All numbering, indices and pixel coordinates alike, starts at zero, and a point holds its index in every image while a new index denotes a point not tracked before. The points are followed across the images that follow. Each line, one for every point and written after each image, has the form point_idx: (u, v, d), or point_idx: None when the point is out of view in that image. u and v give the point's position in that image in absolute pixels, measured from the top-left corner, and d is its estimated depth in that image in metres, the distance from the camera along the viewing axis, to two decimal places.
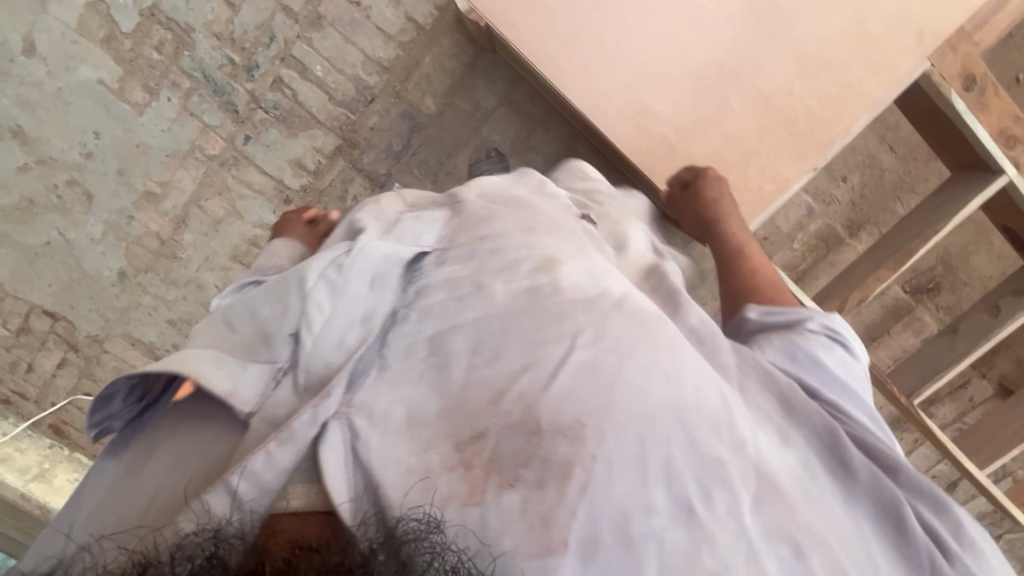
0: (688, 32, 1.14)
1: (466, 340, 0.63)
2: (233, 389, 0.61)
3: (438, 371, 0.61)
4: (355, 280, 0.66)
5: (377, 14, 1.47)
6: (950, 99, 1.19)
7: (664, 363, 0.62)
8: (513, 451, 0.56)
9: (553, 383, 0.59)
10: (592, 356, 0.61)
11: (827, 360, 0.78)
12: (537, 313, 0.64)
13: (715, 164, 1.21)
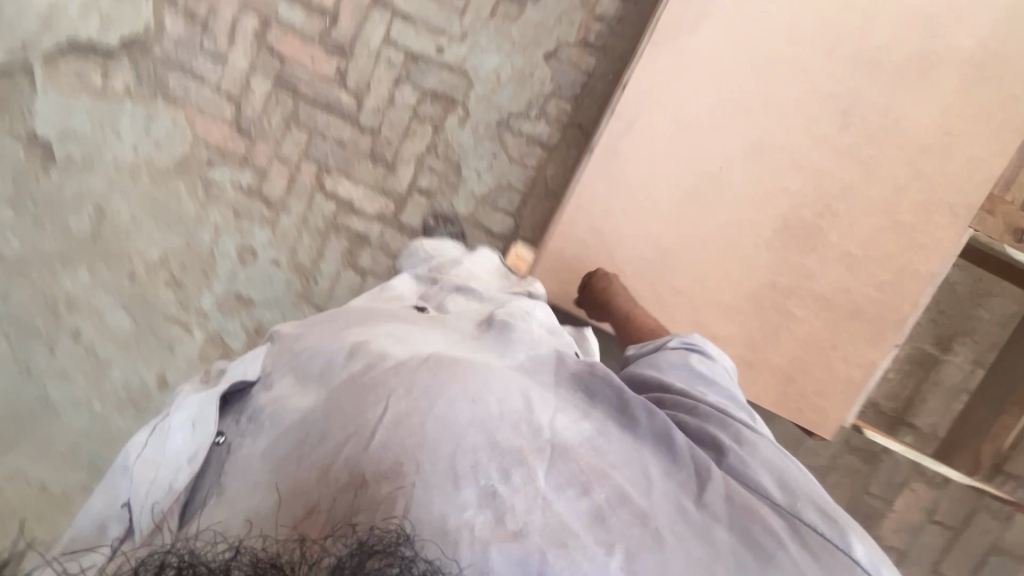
0: (729, 264, 1.22)
1: (315, 398, 0.74)
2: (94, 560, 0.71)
3: (290, 429, 0.71)
4: (176, 429, 0.81)
5: None
6: (1007, 252, 1.21)
7: (448, 368, 0.71)
8: (346, 486, 0.61)
9: (369, 444, 0.64)
10: (393, 375, 0.70)
11: (684, 364, 0.97)
12: (348, 383, 0.73)
13: (802, 367, 1.24)
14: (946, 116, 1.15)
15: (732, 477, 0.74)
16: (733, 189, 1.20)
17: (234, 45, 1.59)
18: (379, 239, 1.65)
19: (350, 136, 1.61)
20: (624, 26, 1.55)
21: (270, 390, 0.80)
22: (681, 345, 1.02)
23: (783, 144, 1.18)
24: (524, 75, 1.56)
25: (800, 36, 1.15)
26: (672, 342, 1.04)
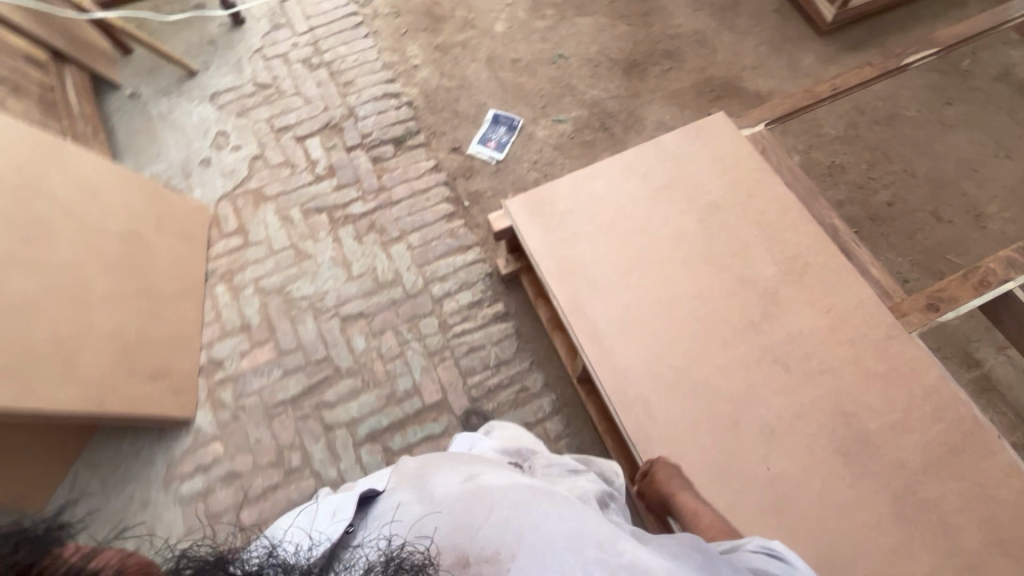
0: (858, 518, 1.26)
1: (421, 519, 0.81)
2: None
3: (414, 531, 0.79)
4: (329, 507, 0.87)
5: None
6: (943, 318, 1.47)
7: (547, 513, 0.78)
8: (451, 553, 0.74)
9: (479, 531, 0.75)
10: (501, 511, 0.78)
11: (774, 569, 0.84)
12: (464, 507, 0.80)
13: (992, 522, 1.24)
14: (817, 301, 1.48)
15: None
16: (794, 470, 1.31)
17: None
18: None
19: None
20: (575, 420, 1.78)
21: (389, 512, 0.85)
22: (764, 548, 0.87)
23: (779, 411, 1.36)
24: None
25: (707, 351, 1.44)
26: (753, 543, 0.89)
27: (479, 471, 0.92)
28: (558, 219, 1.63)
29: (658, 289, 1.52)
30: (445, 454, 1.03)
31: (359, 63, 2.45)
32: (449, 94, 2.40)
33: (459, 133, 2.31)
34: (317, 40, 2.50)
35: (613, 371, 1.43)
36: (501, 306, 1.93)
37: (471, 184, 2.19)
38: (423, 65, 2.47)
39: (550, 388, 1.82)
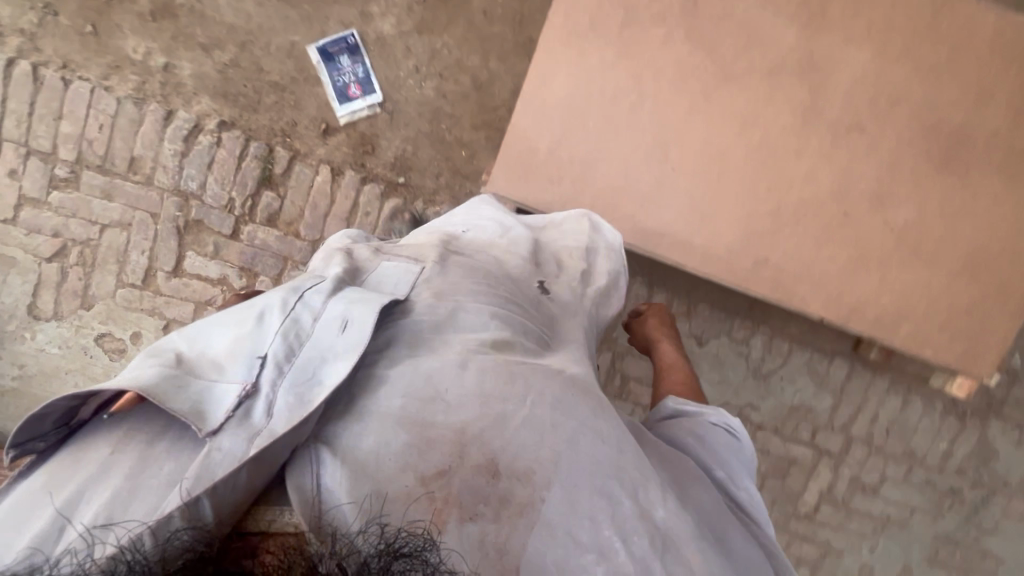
0: (980, 208, 1.33)
1: (448, 379, 0.78)
2: (200, 410, 0.68)
3: (437, 411, 0.75)
4: (323, 324, 0.79)
5: (897, 418, 1.86)
6: None
7: (586, 424, 0.78)
8: (474, 488, 0.71)
9: (509, 444, 0.74)
10: (534, 411, 0.77)
11: (735, 444, 0.97)
12: (501, 398, 0.78)
13: None
14: (852, 32, 1.26)
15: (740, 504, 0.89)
16: (914, 214, 1.34)
17: None
18: (854, 461, 1.89)
19: (772, 492, 1.91)
20: (673, 281, 1.77)
21: (414, 339, 0.84)
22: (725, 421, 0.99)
23: (878, 175, 1.31)
24: (717, 363, 1.83)
25: (786, 173, 1.32)
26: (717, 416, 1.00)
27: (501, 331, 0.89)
28: (556, 164, 1.32)
29: (698, 148, 1.30)
30: (473, 261, 1.02)
31: (106, 126, 1.63)
32: (244, 69, 1.65)
33: (310, 108, 1.68)
34: (25, 143, 1.63)
35: (722, 260, 1.35)
36: None
37: (385, 155, 1.70)
38: (173, 57, 1.63)
39: (634, 276, 1.76)
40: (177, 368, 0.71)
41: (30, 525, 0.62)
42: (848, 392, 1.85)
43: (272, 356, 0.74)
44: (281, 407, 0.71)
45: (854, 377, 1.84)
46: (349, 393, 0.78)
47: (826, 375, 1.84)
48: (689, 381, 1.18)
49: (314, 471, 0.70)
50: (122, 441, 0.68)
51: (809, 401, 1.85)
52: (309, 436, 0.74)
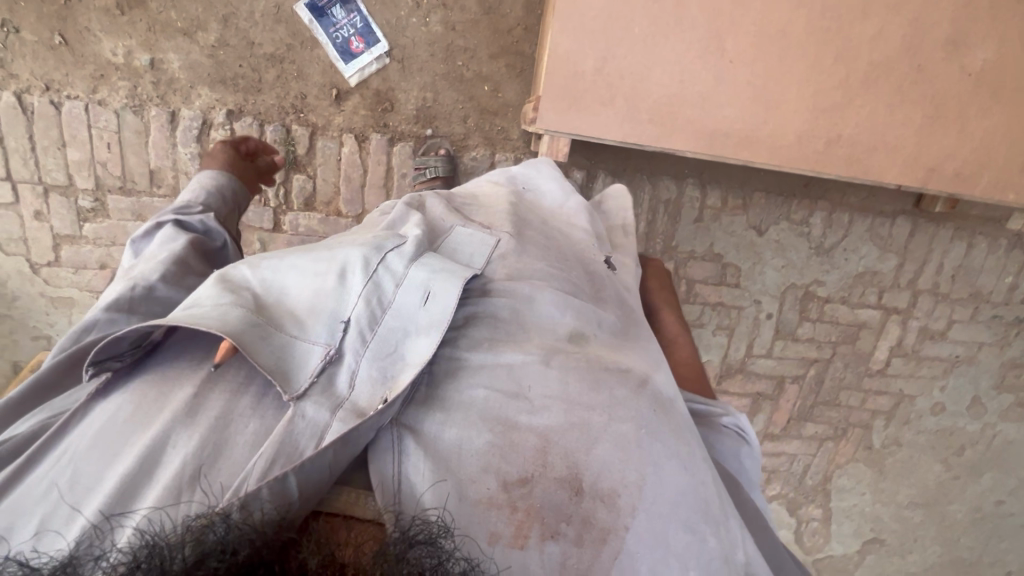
0: None
1: (536, 373, 0.66)
2: (280, 374, 0.59)
3: (521, 414, 0.62)
4: (405, 291, 0.66)
5: (963, 262, 1.86)
6: None
7: (672, 449, 0.63)
8: (557, 505, 0.59)
9: (596, 450, 0.61)
10: (628, 418, 0.63)
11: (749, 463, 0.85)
12: (594, 390, 0.65)
13: None
14: None
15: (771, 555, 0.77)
16: (993, 54, 1.24)
17: (786, 447, 2.11)
18: (922, 313, 1.93)
19: (845, 358, 1.97)
20: (726, 176, 1.72)
21: (493, 322, 0.71)
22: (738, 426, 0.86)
23: (952, 16, 1.20)
24: (778, 246, 1.81)
25: (853, 39, 1.21)
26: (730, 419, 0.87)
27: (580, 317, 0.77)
28: (604, 81, 1.22)
29: (755, 28, 1.19)
30: (544, 233, 0.93)
31: (113, 143, 1.54)
32: (235, 48, 1.51)
33: (316, 75, 1.55)
34: (40, 180, 1.55)
35: (792, 148, 1.29)
36: (578, 172, 1.67)
37: (406, 109, 1.60)
38: (156, 51, 1.50)
39: (685, 179, 1.70)
40: (260, 318, 0.61)
41: (115, 461, 0.55)
42: (912, 248, 1.84)
43: (356, 320, 0.63)
44: (364, 380, 0.61)
45: (917, 232, 1.82)
46: (429, 381, 0.66)
47: (890, 236, 1.82)
48: (695, 361, 1.06)
49: (395, 457, 0.60)
50: (206, 384, 0.59)
51: (873, 266, 1.86)
52: (391, 418, 0.62)
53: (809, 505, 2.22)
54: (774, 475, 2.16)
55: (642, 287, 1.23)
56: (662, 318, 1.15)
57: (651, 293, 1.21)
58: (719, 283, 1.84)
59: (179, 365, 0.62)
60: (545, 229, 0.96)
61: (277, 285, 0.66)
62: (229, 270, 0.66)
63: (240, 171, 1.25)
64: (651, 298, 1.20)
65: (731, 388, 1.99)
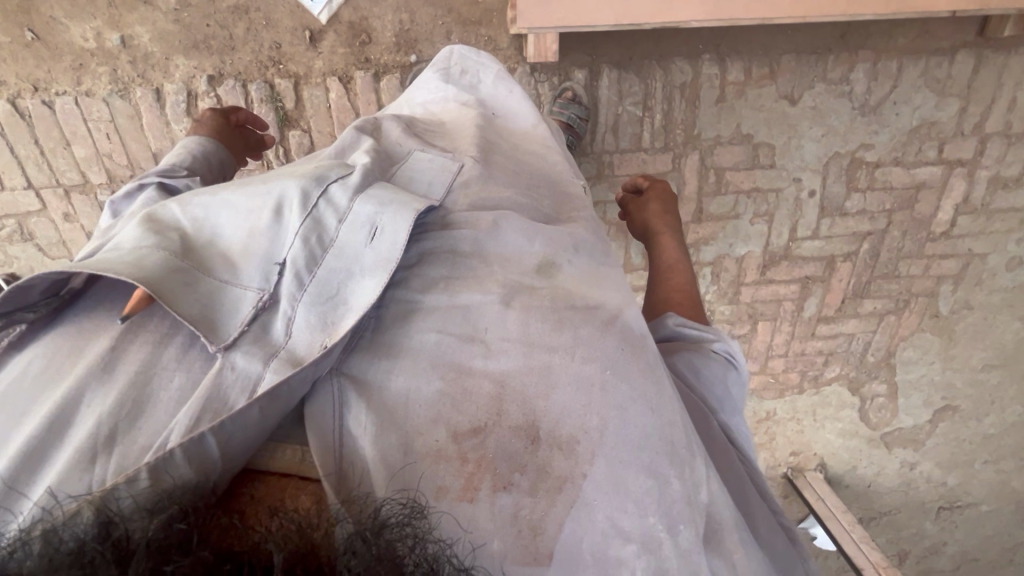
0: None
1: (495, 309, 0.72)
2: (207, 315, 0.64)
3: (475, 356, 0.68)
4: (349, 230, 0.70)
5: None
6: None
7: (637, 393, 0.67)
8: (511, 452, 0.63)
9: (553, 396, 0.66)
10: (588, 362, 0.68)
11: (736, 379, 0.94)
12: (552, 334, 0.69)
13: None
14: None
15: (733, 476, 0.83)
16: None
17: (842, 329, 2.01)
18: (992, 160, 1.71)
19: (903, 225, 1.81)
20: (747, 43, 1.53)
21: (451, 256, 0.77)
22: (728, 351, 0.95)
23: None
24: (814, 113, 1.62)
25: None
26: (720, 346, 0.95)
27: (543, 255, 0.82)
28: None
29: None
30: (511, 164, 0.99)
31: (111, 133, 1.54)
32: (198, 7, 1.44)
33: (285, 19, 1.46)
34: (58, 182, 1.60)
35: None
36: (578, 72, 1.53)
37: (384, 38, 1.49)
38: (124, 27, 1.45)
39: (700, 57, 1.53)
40: (187, 263, 0.67)
41: (34, 410, 0.59)
42: (976, 87, 1.61)
43: (292, 263, 0.68)
44: (303, 323, 0.65)
45: (982, 67, 1.58)
46: (376, 326, 0.71)
47: (949, 78, 1.59)
48: (690, 287, 1.16)
49: (336, 409, 0.64)
50: (122, 338, 0.63)
51: (931, 116, 1.64)
52: (329, 368, 0.66)
53: (873, 382, 2.15)
54: (832, 358, 2.08)
55: (647, 211, 1.37)
56: (665, 239, 1.29)
57: (653, 218, 1.34)
58: (751, 166, 1.69)
59: (97, 321, 0.66)
60: (513, 152, 1.04)
61: (212, 227, 0.71)
62: (159, 210, 0.72)
63: (229, 139, 1.26)
64: (653, 224, 1.34)
65: (776, 277, 1.88)
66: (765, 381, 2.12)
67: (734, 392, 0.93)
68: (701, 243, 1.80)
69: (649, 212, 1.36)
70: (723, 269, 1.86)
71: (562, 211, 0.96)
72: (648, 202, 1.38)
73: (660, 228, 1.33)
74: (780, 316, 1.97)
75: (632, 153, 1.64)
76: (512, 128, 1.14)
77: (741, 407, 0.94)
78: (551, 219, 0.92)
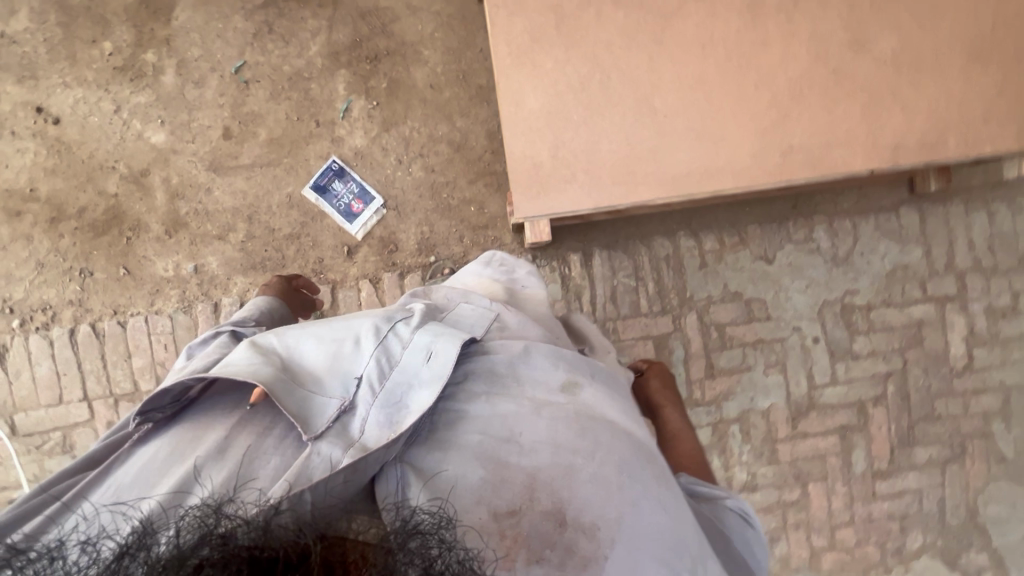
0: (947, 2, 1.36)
1: (532, 421, 0.79)
2: (301, 419, 0.73)
3: (512, 455, 0.75)
4: (411, 351, 0.80)
5: (991, 230, 1.81)
6: None
7: (649, 493, 0.77)
8: (541, 534, 0.71)
9: (578, 490, 0.73)
10: (607, 463, 0.76)
11: (750, 530, 1.03)
12: (576, 440, 0.77)
13: None
14: None
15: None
16: (897, 40, 1.36)
17: (905, 484, 1.82)
18: (978, 293, 1.81)
19: (920, 362, 1.81)
20: (714, 219, 1.80)
21: (489, 372, 0.85)
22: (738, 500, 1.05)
23: (841, 23, 1.36)
24: (792, 268, 1.80)
25: (764, 66, 1.37)
26: (730, 497, 1.05)
27: (568, 371, 0.89)
28: (565, 162, 1.38)
29: (676, 76, 1.37)
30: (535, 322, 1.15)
31: (169, 343, 1.75)
32: (260, 237, 1.78)
33: (329, 240, 1.79)
34: (111, 392, 1.74)
35: (754, 168, 1.38)
36: (573, 254, 1.78)
37: (409, 245, 1.80)
38: (198, 258, 1.78)
39: (676, 233, 1.79)
40: (282, 371, 0.77)
41: (156, 487, 0.69)
42: (931, 233, 1.80)
43: (368, 376, 0.77)
44: (375, 423, 0.74)
45: (928, 217, 1.80)
46: (431, 427, 0.78)
47: (902, 228, 1.80)
48: (698, 454, 1.25)
49: (399, 488, 0.72)
50: (235, 427, 0.74)
51: (901, 260, 1.80)
52: (395, 455, 0.74)
53: (970, 551, 1.84)
54: (909, 523, 1.83)
55: (646, 387, 1.49)
56: (670, 411, 1.41)
57: (656, 394, 1.46)
58: (749, 320, 1.79)
59: (214, 414, 0.77)
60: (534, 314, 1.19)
61: (299, 351, 0.80)
62: (259, 337, 0.83)
63: (288, 296, 1.46)
64: (656, 399, 1.45)
65: (810, 429, 1.80)
66: (842, 561, 1.82)
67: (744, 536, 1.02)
68: (720, 398, 1.79)
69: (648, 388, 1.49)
70: (752, 425, 1.80)
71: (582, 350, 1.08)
72: (650, 380, 1.51)
73: (662, 401, 1.44)
74: (830, 475, 1.81)
75: (633, 318, 1.78)
76: (529, 292, 1.29)
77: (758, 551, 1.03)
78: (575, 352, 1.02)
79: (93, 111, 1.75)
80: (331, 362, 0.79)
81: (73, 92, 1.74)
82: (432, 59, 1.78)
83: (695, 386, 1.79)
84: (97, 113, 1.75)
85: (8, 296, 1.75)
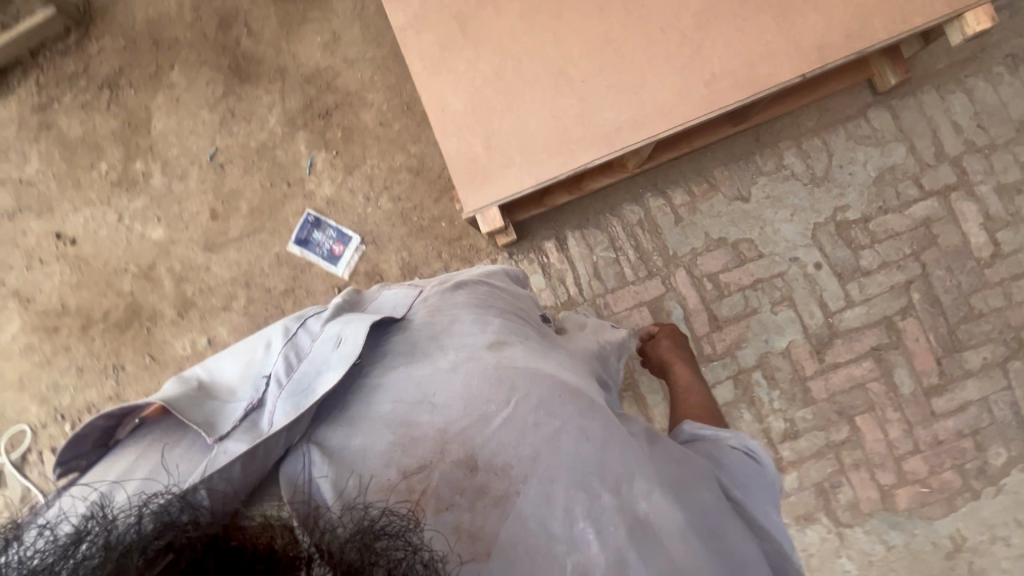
0: None
1: (448, 380, 0.79)
2: (205, 424, 0.72)
3: (426, 415, 0.75)
4: (320, 343, 0.81)
5: (974, 107, 1.70)
6: None
7: (570, 424, 0.77)
8: (452, 479, 0.71)
9: (492, 434, 0.74)
10: (523, 407, 0.77)
11: (756, 467, 0.93)
12: (488, 391, 0.78)
13: None
14: None
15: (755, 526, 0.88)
16: None
17: (966, 396, 1.65)
18: (982, 174, 1.69)
19: (941, 262, 1.68)
20: (678, 173, 1.78)
21: (407, 344, 0.85)
22: (744, 444, 0.95)
23: None
24: (771, 199, 1.74)
25: (664, 9, 1.40)
26: (737, 437, 0.97)
27: (491, 333, 0.88)
28: (498, 149, 1.43)
29: (583, 42, 1.41)
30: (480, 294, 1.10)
31: None
32: (260, 299, 1.91)
33: (320, 286, 1.89)
34: None
35: (682, 106, 1.38)
36: (547, 241, 1.80)
37: (393, 273, 1.87)
38: (210, 331, 1.92)
39: (643, 196, 1.78)
40: (196, 392, 0.78)
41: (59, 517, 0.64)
42: (910, 128, 1.72)
43: (274, 373, 0.77)
44: (280, 414, 0.72)
45: (900, 112, 1.72)
46: (345, 400, 0.77)
47: (876, 131, 1.72)
48: (707, 402, 1.25)
49: (304, 468, 0.68)
50: (145, 449, 0.72)
51: (886, 163, 1.71)
52: (302, 435, 0.72)
53: None
54: (984, 438, 1.64)
55: (656, 346, 1.53)
56: (681, 366, 1.44)
57: (666, 352, 1.50)
58: (741, 262, 1.73)
59: (125, 446, 0.73)
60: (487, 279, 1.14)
61: (218, 375, 0.82)
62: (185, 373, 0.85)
63: None
64: (666, 356, 1.49)
65: (840, 359, 1.68)
66: (920, 495, 1.64)
67: (744, 472, 0.92)
68: (734, 348, 1.71)
69: (659, 348, 1.52)
70: (775, 369, 1.70)
71: (523, 312, 1.05)
72: (661, 339, 1.55)
73: (672, 357, 1.48)
74: (876, 403, 1.67)
75: (622, 289, 1.76)
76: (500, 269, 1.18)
77: (774, 490, 0.93)
78: (511, 313, 1.00)
79: (101, 224, 1.97)
80: (245, 375, 0.81)
81: (83, 213, 1.98)
82: (376, 100, 1.92)
83: (704, 342, 1.72)
84: (104, 226, 1.97)
85: (58, 404, 1.93)
